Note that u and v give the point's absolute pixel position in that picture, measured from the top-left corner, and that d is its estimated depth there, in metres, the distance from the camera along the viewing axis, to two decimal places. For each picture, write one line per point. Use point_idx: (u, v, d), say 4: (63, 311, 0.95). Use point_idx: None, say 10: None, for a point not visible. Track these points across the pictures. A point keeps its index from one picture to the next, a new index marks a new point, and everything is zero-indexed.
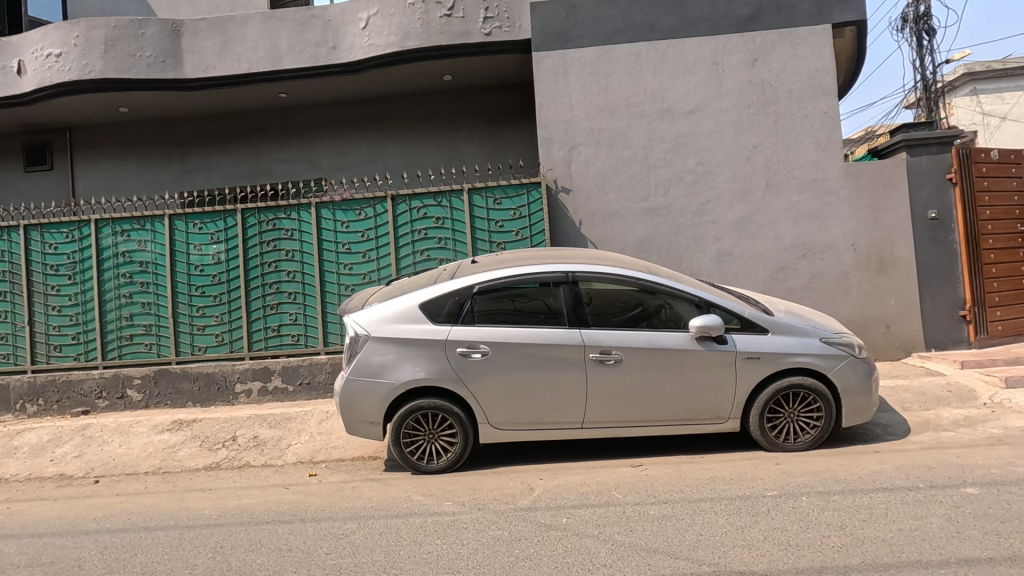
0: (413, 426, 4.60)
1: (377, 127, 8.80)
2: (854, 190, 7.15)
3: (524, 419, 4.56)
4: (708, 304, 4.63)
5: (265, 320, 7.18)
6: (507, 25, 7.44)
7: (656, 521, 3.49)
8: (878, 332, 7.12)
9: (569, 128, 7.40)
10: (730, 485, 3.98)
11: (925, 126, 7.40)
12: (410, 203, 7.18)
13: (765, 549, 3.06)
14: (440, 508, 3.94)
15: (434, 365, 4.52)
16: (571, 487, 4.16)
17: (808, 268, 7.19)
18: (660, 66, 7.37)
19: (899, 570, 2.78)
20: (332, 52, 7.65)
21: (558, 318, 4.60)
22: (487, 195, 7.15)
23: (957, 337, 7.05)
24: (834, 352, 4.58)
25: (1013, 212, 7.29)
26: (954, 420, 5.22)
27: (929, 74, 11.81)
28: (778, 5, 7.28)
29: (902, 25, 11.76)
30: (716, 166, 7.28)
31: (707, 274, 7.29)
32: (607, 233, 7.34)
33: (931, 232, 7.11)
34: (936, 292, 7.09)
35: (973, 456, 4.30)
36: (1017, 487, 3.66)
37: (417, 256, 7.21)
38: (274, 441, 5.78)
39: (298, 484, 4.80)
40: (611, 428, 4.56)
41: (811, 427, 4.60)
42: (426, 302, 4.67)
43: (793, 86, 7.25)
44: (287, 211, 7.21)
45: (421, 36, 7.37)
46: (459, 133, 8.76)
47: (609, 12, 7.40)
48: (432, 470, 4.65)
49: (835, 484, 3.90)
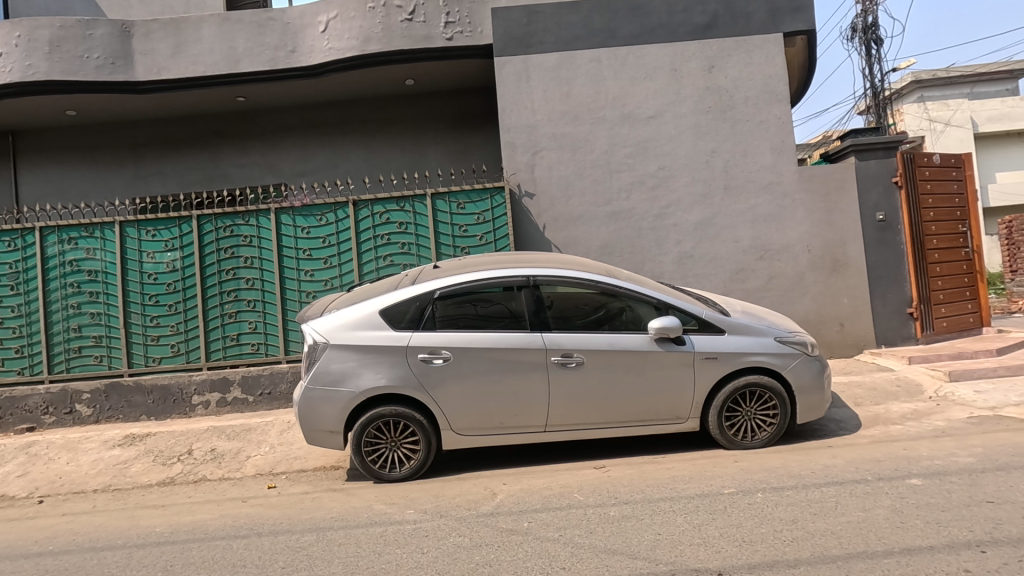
0: (375, 434, 4.54)
1: (339, 131, 8.69)
2: (808, 193, 7.40)
3: (486, 423, 4.54)
4: (666, 306, 4.71)
5: (223, 329, 6.99)
6: (468, 30, 7.43)
7: (617, 522, 3.52)
8: (833, 331, 7.36)
9: (532, 132, 7.44)
10: (690, 485, 4.04)
11: (873, 131, 7.68)
12: (372, 208, 7.11)
13: (721, 547, 3.11)
14: (402, 517, 3.89)
15: (396, 371, 4.47)
16: (534, 491, 4.17)
17: (765, 269, 7.39)
18: (621, 72, 7.48)
19: (847, 561, 2.86)
20: (291, 55, 7.52)
21: (520, 322, 4.61)
22: (450, 199, 7.14)
23: (906, 334, 7.35)
24: (789, 351, 4.70)
25: (955, 214, 7.64)
26: (903, 414, 5.43)
27: (876, 82, 12.33)
28: (733, 13, 7.49)
29: (851, 35, 12.23)
30: (676, 171, 7.42)
31: (669, 276, 7.41)
32: (571, 237, 7.41)
33: (879, 233, 7.39)
34: (886, 291, 7.37)
35: (919, 448, 4.47)
36: (958, 476, 3.82)
37: (380, 262, 7.13)
38: (232, 454, 5.63)
39: (256, 497, 4.67)
40: (574, 430, 4.59)
41: (768, 424, 4.72)
42: (387, 308, 4.62)
43: (749, 92, 7.46)
44: (245, 216, 7.04)
45: (383, 40, 7.31)
46: (423, 138, 8.72)
47: (570, 19, 7.48)
48: (395, 478, 4.59)
49: (789, 479, 4.00)
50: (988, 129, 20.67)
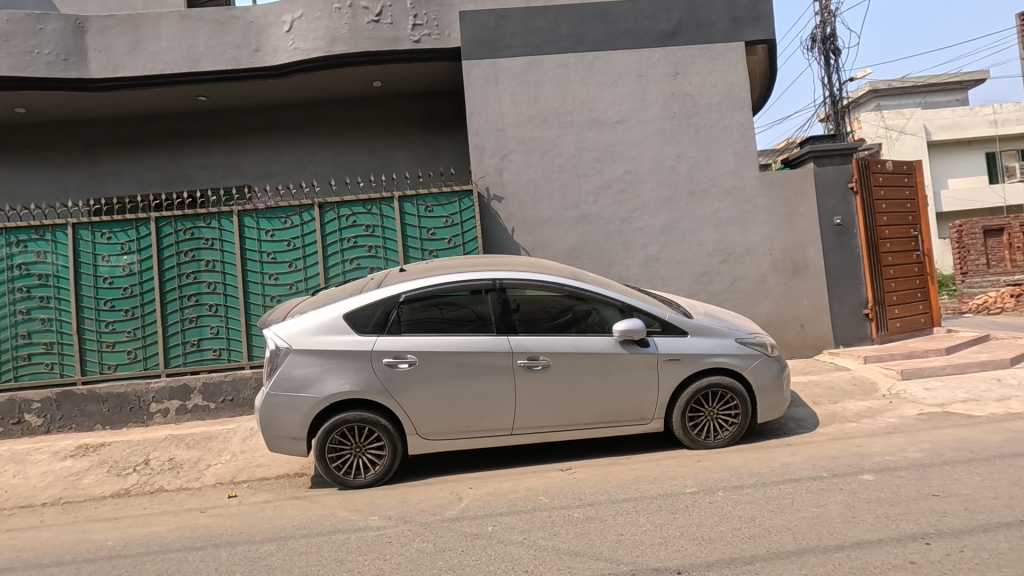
0: (339, 440, 4.47)
1: (305, 132, 8.56)
2: (769, 198, 7.60)
3: (453, 427, 4.51)
4: (631, 308, 4.77)
5: (183, 334, 6.80)
6: (436, 33, 7.41)
7: (581, 523, 3.55)
8: (794, 331, 7.56)
9: (500, 136, 7.46)
10: (653, 485, 4.10)
11: (829, 138, 7.95)
12: (339, 211, 7.02)
13: (681, 545, 3.16)
14: (366, 523, 3.84)
15: (360, 377, 4.42)
16: (500, 494, 4.17)
17: (728, 272, 7.56)
18: (588, 77, 7.57)
19: (801, 557, 2.93)
20: (255, 55, 7.38)
21: (486, 325, 4.60)
22: (418, 202, 7.09)
23: (862, 334, 7.60)
24: (749, 352, 4.82)
25: (907, 218, 7.96)
26: (858, 411, 5.62)
27: (836, 91, 12.77)
28: (697, 22, 7.65)
29: (812, 45, 12.65)
30: (643, 175, 7.54)
31: (636, 278, 7.52)
32: (540, 240, 7.44)
33: (837, 237, 7.62)
34: (843, 293, 7.61)
35: (872, 445, 4.63)
36: (907, 471, 3.97)
37: (347, 265, 7.05)
38: (191, 463, 5.47)
39: (215, 507, 4.55)
40: (540, 433, 4.60)
41: (730, 424, 4.82)
42: (352, 312, 4.57)
43: (712, 99, 7.63)
44: (206, 218, 6.87)
45: (349, 41, 7.24)
46: (391, 140, 8.66)
47: (538, 23, 7.53)
48: (360, 484, 4.53)
49: (749, 477, 4.09)
50: (940, 137, 21.64)
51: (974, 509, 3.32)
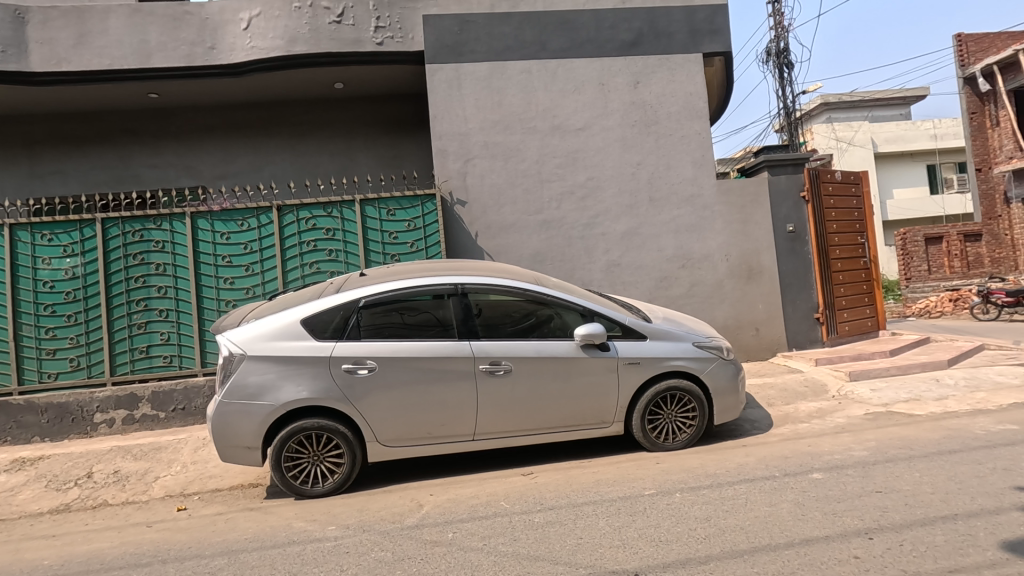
0: (296, 448, 4.35)
1: (263, 133, 8.36)
2: (726, 205, 7.83)
3: (414, 434, 4.46)
4: (592, 313, 4.82)
5: (131, 341, 6.51)
6: (399, 35, 7.36)
7: (540, 528, 3.55)
8: (749, 335, 7.79)
9: (463, 140, 7.44)
10: (613, 488, 4.14)
11: (782, 148, 8.22)
12: (298, 213, 6.87)
13: (639, 548, 3.20)
14: (322, 534, 3.75)
15: (318, 383, 4.32)
16: (461, 501, 4.14)
17: (687, 277, 7.74)
18: (551, 84, 7.64)
19: (753, 555, 3.01)
20: (210, 52, 7.16)
21: (448, 330, 4.57)
22: (380, 205, 7.01)
23: (814, 337, 7.88)
24: (706, 355, 4.93)
25: (854, 226, 8.31)
26: (809, 412, 5.82)
27: (789, 103, 13.28)
28: (657, 33, 7.83)
29: (766, 58, 13.12)
30: (605, 182, 7.65)
31: (598, 283, 7.61)
32: (503, 245, 7.46)
33: (790, 243, 7.89)
34: (796, 298, 7.88)
35: (822, 444, 4.81)
36: (853, 469, 4.13)
37: (306, 269, 6.90)
38: (138, 476, 5.25)
39: (163, 521, 4.35)
40: (501, 438, 4.59)
41: (688, 426, 4.93)
42: (310, 317, 4.47)
43: (671, 108, 7.82)
44: (157, 220, 6.61)
45: (309, 41, 7.13)
46: (353, 143, 8.55)
47: (501, 29, 7.56)
48: (317, 494, 4.41)
49: (705, 478, 4.18)
50: (885, 149, 22.77)
51: (914, 504, 3.48)
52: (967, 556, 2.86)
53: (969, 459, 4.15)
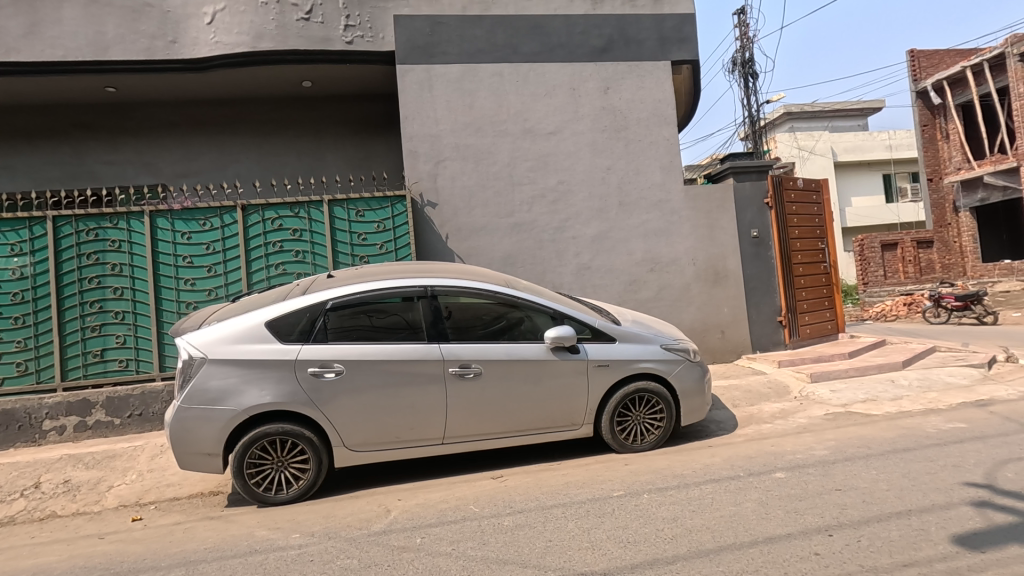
0: (259, 454, 4.22)
1: (227, 131, 8.16)
2: (693, 211, 7.98)
3: (382, 438, 4.39)
4: (562, 316, 4.84)
5: (84, 344, 6.25)
6: (369, 35, 7.27)
7: (510, 531, 3.54)
8: (715, 338, 7.94)
9: (434, 142, 7.40)
10: (582, 490, 4.16)
11: (746, 155, 8.44)
12: (263, 213, 6.71)
13: (607, 549, 3.22)
14: (286, 542, 3.65)
15: (283, 388, 4.21)
16: (430, 505, 4.09)
17: (656, 280, 7.85)
18: (523, 87, 7.67)
19: (718, 554, 3.06)
20: (172, 46, 6.93)
21: (417, 333, 4.52)
22: (349, 206, 6.91)
23: (777, 340, 8.08)
24: (673, 357, 5.00)
25: (815, 232, 8.57)
26: (773, 413, 5.97)
27: (753, 111, 13.65)
28: (627, 39, 7.94)
29: (732, 68, 13.45)
30: (575, 186, 7.71)
31: (569, 286, 7.65)
32: (473, 247, 7.43)
33: (755, 248, 8.08)
34: (760, 301, 8.08)
35: (784, 444, 4.93)
36: (814, 468, 4.24)
37: (272, 270, 6.73)
38: (90, 485, 5.02)
39: (116, 533, 4.16)
40: (471, 442, 4.55)
41: (656, 428, 4.99)
42: (275, 320, 4.36)
43: (641, 114, 7.93)
44: (113, 219, 6.36)
45: (276, 38, 6.99)
46: (321, 143, 8.41)
47: (473, 32, 7.56)
48: (281, 501, 4.29)
49: (672, 479, 4.24)
50: (845, 158, 23.63)
51: (871, 501, 3.59)
52: (920, 550, 2.96)
53: (921, 456, 4.32)
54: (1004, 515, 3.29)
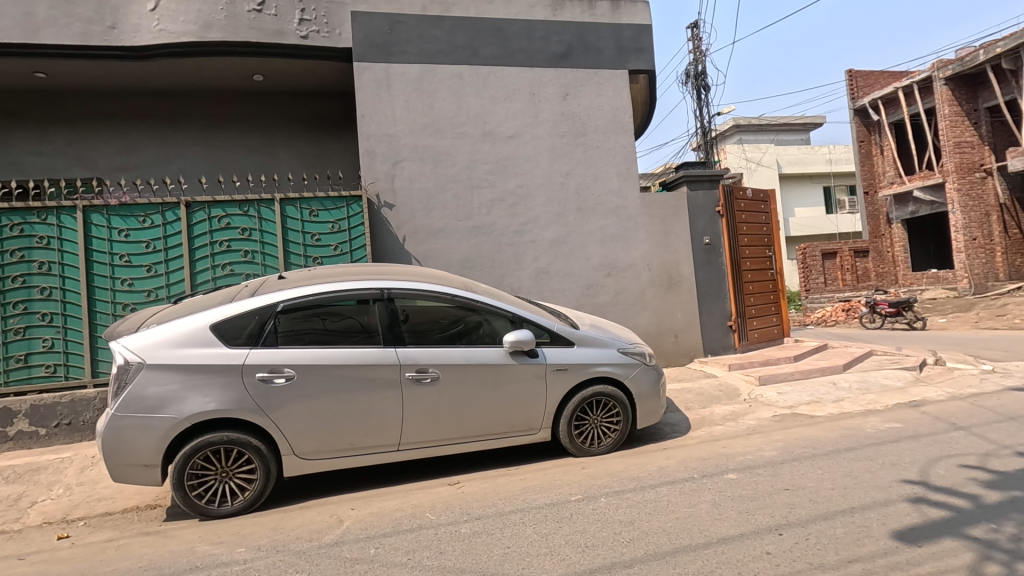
0: (201, 465, 3.99)
1: (171, 124, 7.77)
2: (649, 217, 8.15)
3: (334, 446, 4.24)
4: (520, 320, 4.82)
5: (5, 348, 5.77)
6: (325, 30, 7.06)
7: (467, 539, 3.48)
8: (669, 341, 8.12)
9: (392, 142, 7.26)
10: (540, 494, 4.13)
11: (699, 164, 8.66)
12: (209, 211, 6.40)
13: (566, 554, 3.20)
14: (230, 557, 3.46)
15: (229, 394, 4.00)
16: (384, 514, 3.97)
17: (612, 285, 7.96)
18: (483, 90, 7.63)
19: (675, 556, 3.09)
20: (110, 32, 6.52)
21: (373, 337, 4.40)
22: (302, 205, 6.69)
23: (727, 344, 8.33)
24: (630, 361, 5.06)
25: (763, 240, 8.90)
26: (723, 415, 6.14)
27: (706, 123, 14.09)
28: (586, 47, 8.05)
29: (686, 79, 13.86)
30: (534, 190, 7.73)
31: (527, 290, 7.65)
32: (431, 250, 7.33)
33: (707, 255, 8.31)
34: (712, 307, 8.30)
35: (735, 445, 5.07)
36: (764, 469, 4.38)
37: (217, 271, 6.42)
38: (10, 501, 4.64)
39: (38, 553, 3.84)
40: (427, 448, 4.46)
41: (612, 431, 5.03)
42: (220, 323, 4.15)
43: (599, 121, 8.05)
44: (41, 213, 5.92)
45: (226, 29, 6.70)
46: (273, 139, 8.13)
47: (433, 32, 7.48)
48: (225, 513, 4.06)
49: (629, 482, 4.28)
50: (790, 170, 24.80)
51: (817, 499, 3.73)
52: (863, 546, 3.08)
53: (862, 456, 4.53)
54: (938, 510, 3.47)
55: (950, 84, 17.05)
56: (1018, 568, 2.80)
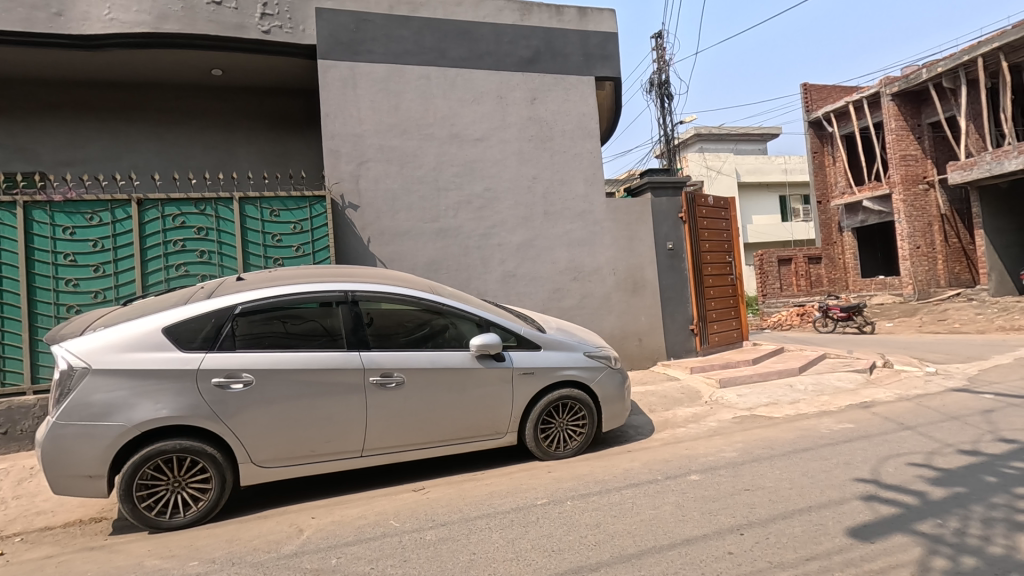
0: (151, 475, 3.79)
1: (123, 118, 7.43)
2: (614, 222, 8.25)
3: (294, 453, 4.11)
4: (487, 323, 4.80)
5: None
6: (288, 26, 6.89)
7: (432, 546, 3.42)
8: (633, 345, 8.22)
9: (357, 142, 7.13)
10: (507, 499, 4.11)
11: (663, 171, 8.81)
12: (162, 209, 6.14)
13: (532, 559, 3.18)
14: (182, 571, 3.30)
15: (182, 401, 3.82)
16: (347, 522, 3.87)
17: (578, 289, 8.02)
18: (450, 92, 7.59)
19: (640, 558, 3.11)
20: (56, 19, 6.17)
21: (336, 340, 4.30)
22: (262, 204, 6.49)
23: (689, 347, 8.50)
24: (596, 364, 5.09)
25: (723, 246, 9.13)
26: (686, 417, 6.25)
27: (669, 131, 14.41)
28: (554, 53, 8.10)
29: (649, 88, 14.13)
30: (501, 193, 7.73)
31: (493, 294, 7.62)
32: (397, 252, 7.22)
33: (670, 260, 8.47)
34: (674, 310, 8.46)
35: (697, 447, 5.17)
36: (725, 469, 4.47)
37: (171, 271, 6.16)
38: None
39: None
40: (392, 454, 4.37)
41: (578, 434, 5.05)
42: (174, 326, 3.98)
43: (566, 126, 8.11)
44: None
45: (182, 20, 6.46)
46: (233, 137, 7.88)
47: (400, 32, 7.39)
48: (177, 525, 3.87)
49: (594, 485, 4.30)
50: (748, 179, 25.58)
51: (776, 499, 3.83)
52: (820, 544, 3.17)
53: (818, 455, 4.68)
54: (889, 507, 3.61)
55: (897, 100, 17.95)
56: (963, 561, 2.93)
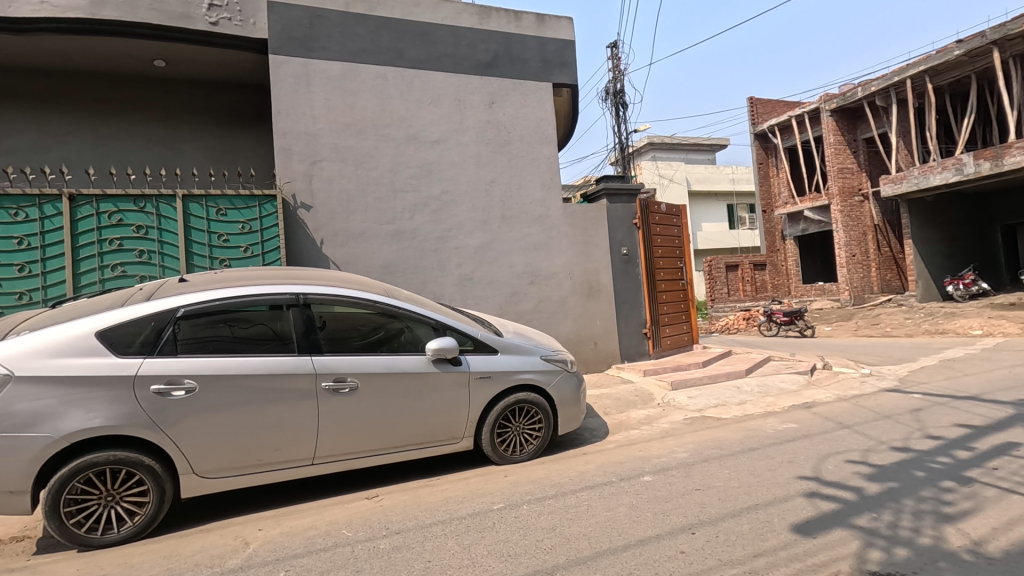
0: (82, 489, 3.54)
1: (54, 107, 6.97)
2: (571, 227, 8.34)
3: (241, 462, 3.94)
4: (444, 327, 4.75)
5: None
6: (238, 18, 6.64)
7: (386, 555, 3.34)
8: (588, 348, 8.33)
9: (310, 141, 6.93)
10: (462, 505, 4.06)
11: (618, 178, 9.00)
12: (97, 206, 5.80)
13: (488, 564, 3.16)
14: None
15: (117, 409, 3.60)
16: (296, 533, 3.73)
17: (535, 293, 8.06)
18: (408, 93, 7.50)
19: (595, 560, 3.14)
20: None
21: (287, 344, 4.16)
22: (208, 203, 6.22)
23: (643, 350, 8.68)
24: (552, 368, 5.12)
25: (675, 252, 9.38)
26: (639, 419, 6.37)
27: (624, 139, 14.73)
28: (512, 58, 8.14)
29: (605, 96, 14.41)
30: (459, 196, 7.69)
31: (450, 297, 7.56)
32: (351, 254, 7.05)
33: (624, 265, 8.63)
34: (628, 315, 8.62)
35: (650, 448, 5.27)
36: (677, 470, 4.58)
37: (106, 272, 5.82)
38: None
39: None
40: (345, 461, 4.25)
41: (534, 438, 5.06)
42: (109, 330, 3.75)
43: (524, 131, 8.16)
44: None
45: (122, 7, 6.12)
46: (176, 131, 7.52)
47: (357, 31, 7.25)
48: (109, 542, 3.63)
49: (550, 488, 4.31)
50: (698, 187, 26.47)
51: (725, 498, 3.94)
52: (766, 540, 3.29)
53: (764, 455, 4.86)
54: (829, 503, 3.79)
55: (835, 116, 18.97)
56: (895, 552, 3.10)
